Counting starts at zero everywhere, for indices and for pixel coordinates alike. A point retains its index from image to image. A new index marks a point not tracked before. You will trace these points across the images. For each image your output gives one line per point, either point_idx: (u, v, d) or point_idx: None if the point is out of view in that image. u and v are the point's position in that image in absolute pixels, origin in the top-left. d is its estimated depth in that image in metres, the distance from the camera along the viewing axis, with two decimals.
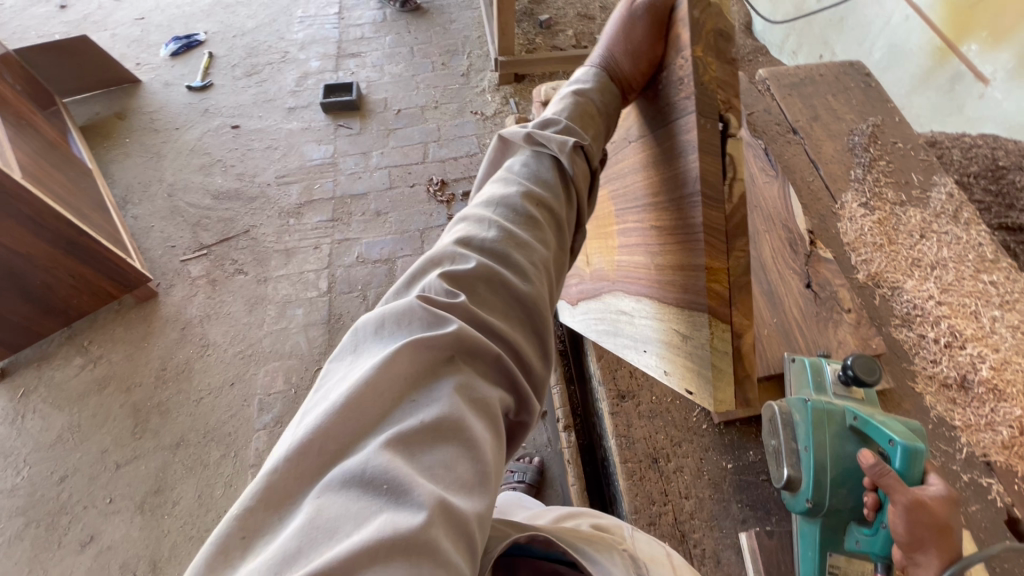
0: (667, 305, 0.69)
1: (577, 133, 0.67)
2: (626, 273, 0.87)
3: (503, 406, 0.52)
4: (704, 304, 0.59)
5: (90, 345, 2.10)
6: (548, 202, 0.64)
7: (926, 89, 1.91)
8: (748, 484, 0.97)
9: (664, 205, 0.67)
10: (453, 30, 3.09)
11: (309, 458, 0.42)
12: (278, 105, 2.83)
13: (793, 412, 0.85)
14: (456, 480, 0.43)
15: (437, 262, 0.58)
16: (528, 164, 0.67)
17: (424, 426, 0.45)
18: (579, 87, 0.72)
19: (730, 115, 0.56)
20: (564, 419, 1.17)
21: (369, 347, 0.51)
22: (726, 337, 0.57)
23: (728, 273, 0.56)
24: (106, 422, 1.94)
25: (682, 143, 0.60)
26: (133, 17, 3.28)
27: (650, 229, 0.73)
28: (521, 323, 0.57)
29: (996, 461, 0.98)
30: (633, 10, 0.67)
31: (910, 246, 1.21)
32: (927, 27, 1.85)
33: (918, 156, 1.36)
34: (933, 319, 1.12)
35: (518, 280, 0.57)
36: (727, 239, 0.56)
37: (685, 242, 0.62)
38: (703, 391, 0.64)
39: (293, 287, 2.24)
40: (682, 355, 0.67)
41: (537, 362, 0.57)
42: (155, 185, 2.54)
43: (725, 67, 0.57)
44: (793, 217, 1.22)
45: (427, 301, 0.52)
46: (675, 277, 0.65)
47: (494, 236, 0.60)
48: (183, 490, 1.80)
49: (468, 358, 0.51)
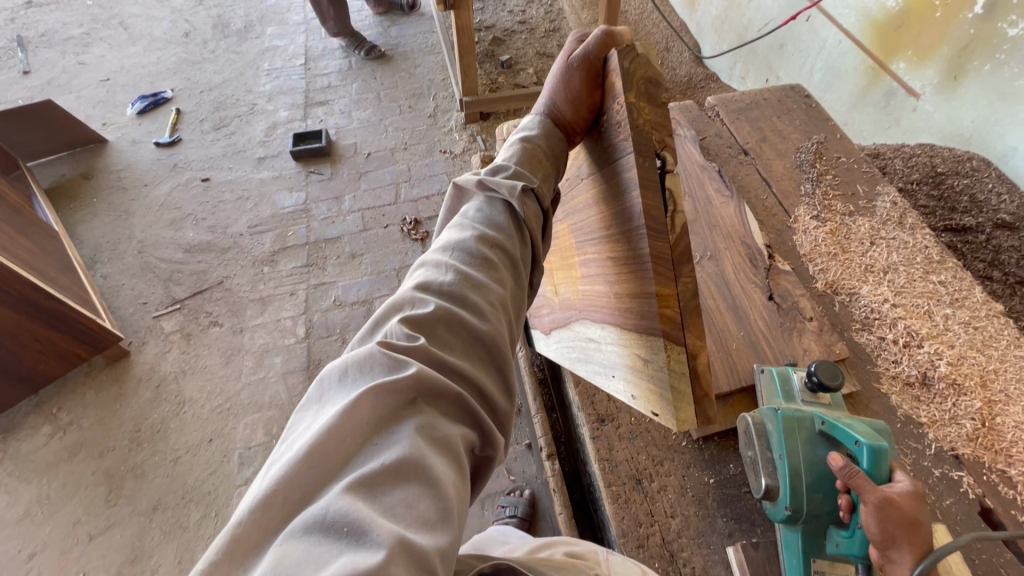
0: (626, 331, 0.72)
1: (527, 176, 0.71)
2: (589, 301, 0.90)
3: (465, 442, 0.54)
4: (657, 329, 0.62)
5: (59, 411, 2.03)
6: (502, 243, 0.67)
7: (864, 105, 2.04)
8: (730, 497, 0.98)
9: (614, 238, 0.71)
10: (418, 74, 3.20)
11: (275, 507, 0.45)
12: (248, 155, 2.86)
13: (765, 422, 0.88)
14: (417, 518, 0.46)
15: (397, 308, 0.61)
16: (482, 209, 0.71)
17: (386, 468, 0.47)
18: (526, 133, 0.77)
19: (666, 153, 0.61)
20: (547, 448, 1.17)
21: (334, 395, 0.54)
22: (681, 358, 0.60)
23: (677, 298, 0.59)
24: (78, 491, 1.86)
25: (625, 179, 0.64)
26: (99, 78, 3.31)
27: (605, 259, 0.77)
28: (481, 361, 0.60)
29: (964, 454, 1.02)
30: (570, 62, 0.72)
31: (862, 253, 1.27)
32: (858, 49, 2.00)
33: (862, 168, 1.44)
34: (890, 321, 1.17)
35: (475, 320, 0.60)
36: (674, 266, 0.60)
37: (634, 271, 0.65)
38: (666, 413, 0.66)
39: (270, 335, 2.22)
40: (645, 378, 0.69)
41: (498, 396, 0.60)
42: (125, 243, 2.52)
43: (657, 109, 0.62)
44: (751, 234, 1.27)
45: (388, 347, 0.55)
46: (630, 304, 0.69)
47: (451, 279, 0.62)
48: (162, 557, 1.72)
49: (430, 399, 0.54)
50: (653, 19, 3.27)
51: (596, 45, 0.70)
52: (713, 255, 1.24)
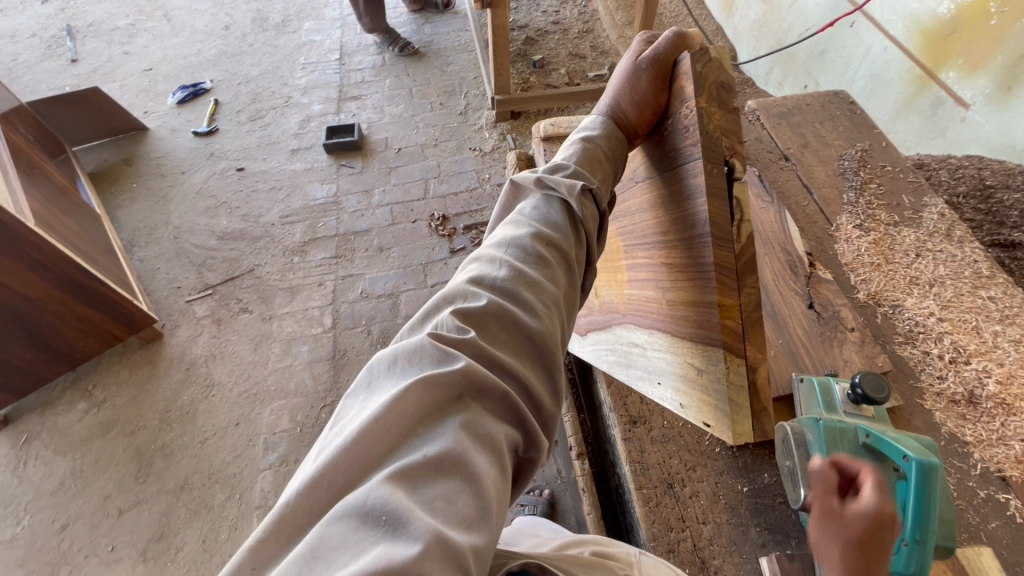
0: (679, 340, 0.72)
1: (586, 176, 0.71)
2: (635, 306, 0.90)
3: (508, 441, 0.54)
4: (717, 340, 0.63)
5: (95, 388, 2.10)
6: (557, 243, 0.67)
7: (908, 114, 1.99)
8: (764, 506, 0.96)
9: (672, 244, 0.70)
10: (450, 71, 3.22)
11: (322, 490, 0.47)
12: (282, 147, 2.91)
13: (806, 431, 0.86)
14: (456, 513, 0.46)
15: (449, 300, 0.61)
16: (538, 207, 0.71)
17: (428, 459, 0.48)
18: (588, 133, 0.76)
19: (735, 160, 0.61)
20: (576, 447, 1.16)
21: (382, 383, 0.55)
22: (740, 370, 0.61)
23: (740, 309, 0.60)
24: (109, 466, 1.91)
25: (689, 186, 0.63)
26: (142, 68, 3.41)
27: (659, 266, 0.76)
28: (530, 361, 0.60)
29: (1011, 476, 0.98)
30: (638, 64, 0.72)
31: (906, 265, 1.24)
32: (904, 56, 1.95)
33: (908, 178, 1.40)
34: (936, 336, 1.13)
35: (527, 317, 0.60)
36: (737, 276, 0.60)
37: (695, 281, 0.64)
38: (721, 424, 0.67)
39: (298, 324, 2.25)
40: (698, 389, 0.70)
41: (544, 399, 0.60)
42: (162, 228, 2.59)
43: (728, 117, 0.62)
44: (791, 241, 1.25)
45: (438, 338, 0.56)
46: (687, 313, 0.68)
47: (504, 276, 0.63)
48: (187, 536, 1.76)
49: (475, 395, 0.54)
50: (689, 21, 3.23)
51: (666, 46, 0.70)
52: None
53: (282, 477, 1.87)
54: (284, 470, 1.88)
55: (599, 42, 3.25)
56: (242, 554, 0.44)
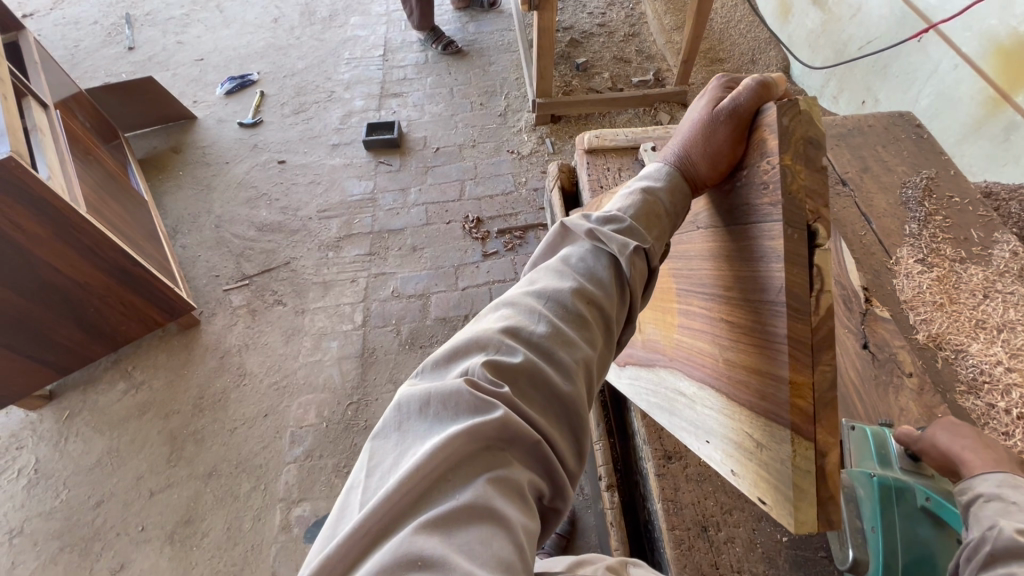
0: (737, 405, 0.68)
1: (639, 235, 0.66)
2: (685, 353, 0.85)
3: (534, 487, 0.53)
4: (786, 420, 0.57)
5: (134, 370, 2.17)
6: (599, 299, 0.64)
7: (977, 138, 1.86)
8: (805, 560, 0.91)
9: (735, 302, 0.65)
10: (492, 72, 3.20)
11: (357, 538, 0.46)
12: (322, 141, 2.95)
13: (856, 486, 0.82)
14: (493, 556, 0.44)
15: (482, 346, 0.58)
16: (585, 258, 0.68)
17: (461, 506, 0.47)
18: (650, 184, 0.72)
19: (819, 225, 0.53)
20: (606, 477, 1.12)
21: (414, 427, 0.54)
22: (809, 456, 0.55)
23: (813, 388, 0.53)
24: (144, 447, 1.98)
25: (764, 247, 0.58)
26: (194, 58, 3.50)
27: (718, 320, 0.72)
28: (559, 421, 0.57)
29: None
30: (716, 113, 0.65)
31: (972, 306, 1.15)
32: (978, 76, 1.83)
33: (977, 211, 1.31)
34: (1003, 388, 1.04)
35: (559, 380, 0.57)
36: (811, 352, 0.53)
37: (762, 348, 0.59)
38: (781, 510, 0.60)
39: (329, 319, 2.28)
40: (756, 462, 0.65)
41: (569, 457, 0.57)
42: (204, 216, 2.66)
43: (814, 175, 0.54)
44: (846, 273, 1.18)
45: (474, 386, 0.53)
46: (749, 380, 0.64)
47: (542, 332, 0.60)
48: (213, 522, 1.80)
49: (507, 444, 0.53)
50: (740, 28, 3.12)
51: (749, 97, 0.62)
52: None
53: (306, 472, 1.89)
54: (309, 464, 1.91)
55: (645, 46, 3.17)
56: None
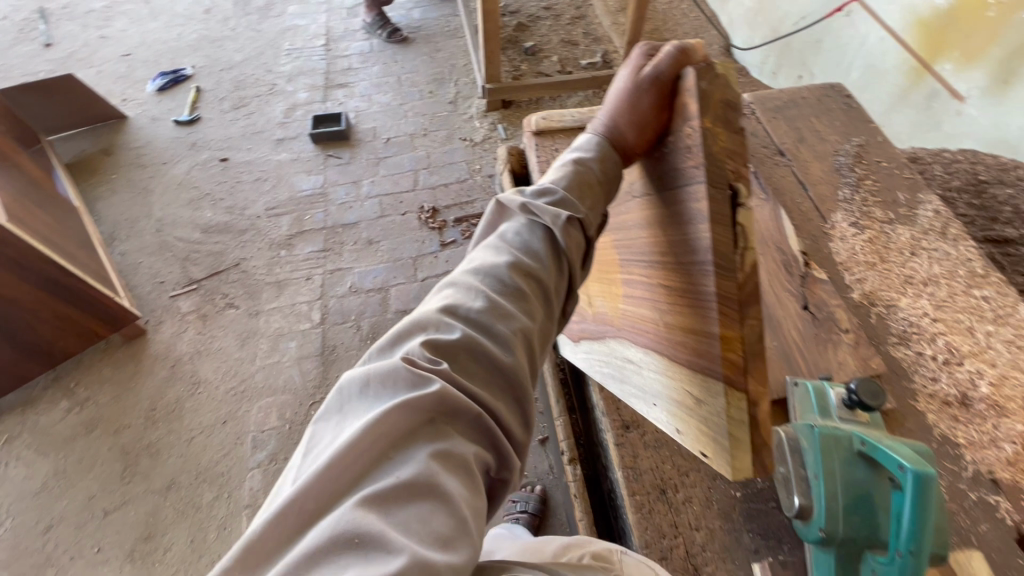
0: (678, 365, 0.72)
1: (572, 204, 0.68)
2: (631, 322, 0.89)
3: (480, 462, 0.53)
4: (718, 374, 0.61)
5: (77, 386, 2.05)
6: (536, 274, 0.65)
7: (903, 107, 1.97)
8: (757, 512, 0.95)
9: (668, 267, 0.69)
10: (439, 58, 3.14)
11: (290, 518, 0.46)
12: (267, 136, 2.84)
13: (800, 438, 0.87)
14: (432, 532, 0.45)
15: (421, 327, 0.59)
16: (521, 232, 0.68)
17: (400, 483, 0.47)
18: (581, 155, 0.72)
19: (740, 184, 0.58)
20: (568, 452, 1.14)
21: (355, 408, 0.53)
22: (742, 407, 0.59)
23: (742, 342, 0.57)
24: (94, 466, 1.88)
25: (691, 209, 0.61)
26: (120, 53, 3.30)
27: (655, 286, 0.75)
28: (501, 392, 0.58)
29: (1002, 478, 0.98)
30: (638, 80, 0.68)
31: (901, 263, 1.23)
32: (901, 47, 1.93)
33: (903, 175, 1.39)
34: (930, 336, 1.12)
35: (500, 352, 0.58)
36: (739, 306, 0.57)
37: (693, 308, 0.63)
38: (721, 461, 0.67)
39: (286, 319, 2.22)
40: (698, 419, 0.70)
41: (515, 427, 0.58)
42: (143, 221, 2.52)
43: (733, 137, 0.59)
44: (785, 239, 1.23)
45: (411, 363, 0.54)
46: (685, 340, 0.68)
47: (479, 306, 0.60)
48: (176, 535, 1.74)
49: (449, 418, 0.53)
50: (683, 8, 3.16)
51: (669, 64, 0.67)
52: None
53: (271, 476, 1.85)
54: (273, 468, 1.86)
55: (592, 28, 3.18)
56: None
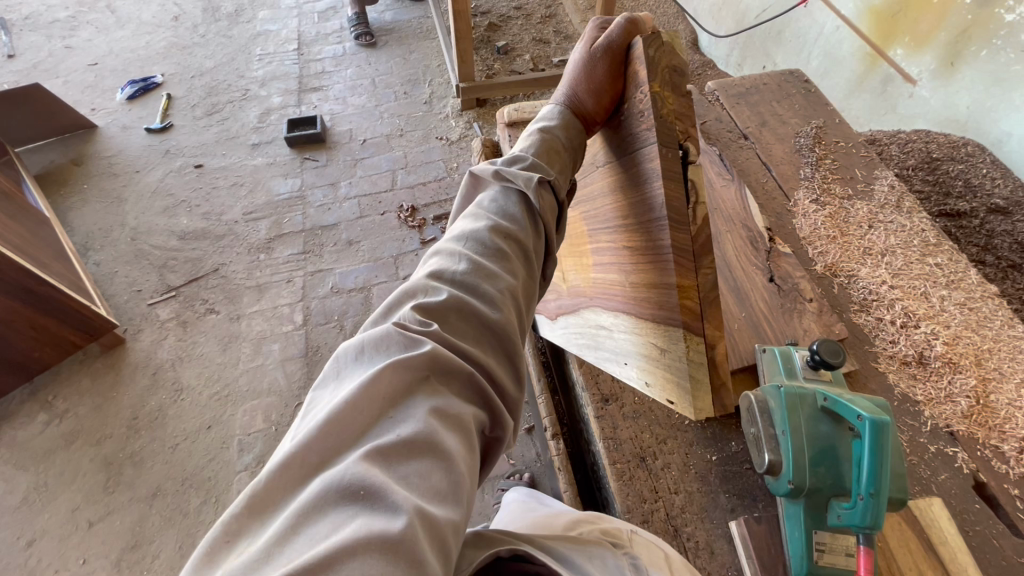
0: (643, 321, 0.82)
1: (543, 168, 0.77)
2: (602, 290, 0.99)
3: (475, 421, 0.59)
4: (678, 321, 0.72)
5: (55, 399, 2.02)
6: (514, 234, 0.73)
7: (861, 92, 2.06)
8: (732, 474, 1.00)
9: (633, 230, 0.79)
10: (412, 60, 3.16)
11: (295, 469, 0.50)
12: (241, 142, 2.82)
13: (768, 399, 0.90)
14: (430, 487, 0.50)
15: (411, 295, 0.65)
16: (497, 199, 0.76)
17: (402, 440, 0.52)
18: (546, 124, 0.83)
19: (689, 143, 0.68)
20: (551, 428, 1.18)
21: (351, 372, 0.58)
22: (700, 348, 0.70)
23: (697, 289, 0.68)
24: (76, 478, 1.85)
25: (646, 168, 0.71)
26: (86, 63, 3.25)
27: (622, 250, 0.86)
28: (490, 348, 0.65)
29: (959, 430, 1.04)
30: (593, 52, 0.79)
31: (860, 236, 1.29)
32: (855, 35, 2.01)
33: (860, 153, 1.46)
34: (888, 302, 1.19)
35: (487, 309, 0.65)
36: (694, 259, 0.68)
37: (654, 261, 0.74)
38: (685, 403, 0.77)
39: (268, 322, 2.21)
40: (663, 367, 0.80)
41: (507, 383, 0.65)
42: (117, 230, 2.49)
43: (680, 99, 0.70)
44: (751, 217, 1.29)
45: (402, 328, 0.60)
46: (649, 295, 0.77)
47: (463, 269, 0.67)
48: (163, 542, 1.72)
49: (442, 378, 0.58)
50: (650, 5, 3.24)
51: (619, 34, 0.77)
52: (715, 237, 1.25)
53: None
54: (260, 470, 1.85)
55: (562, 26, 3.24)
56: (215, 530, 0.46)
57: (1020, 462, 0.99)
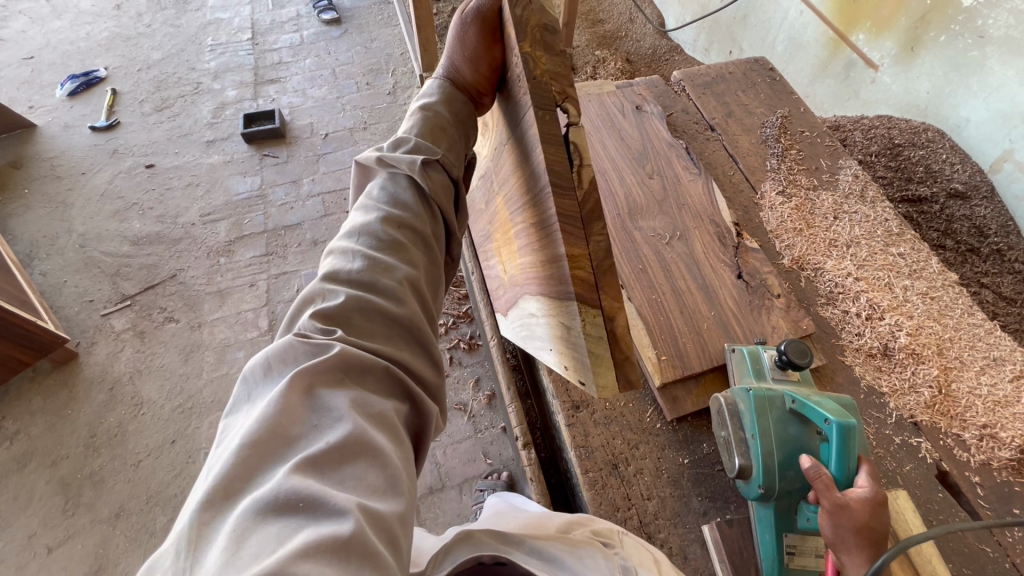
0: (551, 301, 0.72)
1: (428, 148, 0.71)
2: (526, 274, 0.89)
3: (397, 412, 0.58)
4: (572, 293, 0.61)
5: (5, 420, 1.91)
6: (408, 222, 0.68)
7: (825, 77, 2.06)
8: (705, 476, 1.01)
9: (532, 205, 0.70)
10: (374, 48, 3.05)
11: (218, 502, 0.45)
12: (195, 139, 2.69)
13: (738, 401, 0.90)
14: (369, 487, 0.49)
15: (309, 302, 0.62)
16: (385, 187, 0.72)
17: (332, 447, 0.49)
18: (427, 100, 0.77)
19: (568, 104, 0.59)
20: (523, 437, 1.16)
21: (262, 391, 0.55)
22: (597, 320, 0.60)
23: (589, 257, 0.58)
24: (32, 502, 1.76)
25: (528, 138, 0.63)
26: (21, 56, 3.04)
27: (529, 229, 0.76)
28: (399, 339, 0.63)
29: (922, 421, 1.06)
30: (464, 17, 0.70)
31: (826, 228, 1.29)
32: (819, 20, 2.00)
33: (824, 142, 1.46)
34: (854, 295, 1.19)
35: (387, 303, 0.62)
36: (584, 224, 0.58)
37: (547, 238, 0.65)
38: (590, 380, 0.66)
39: (231, 329, 2.13)
40: (569, 348, 0.70)
41: (425, 369, 0.65)
42: (64, 237, 2.35)
43: (554, 58, 0.60)
44: (719, 212, 1.28)
45: (305, 338, 0.57)
46: (551, 272, 0.68)
47: (359, 267, 0.64)
48: (130, 565, 1.65)
49: (355, 377, 0.56)
50: None
51: None
52: (682, 234, 1.24)
53: None
54: None
55: None
56: None
57: (980, 450, 1.01)
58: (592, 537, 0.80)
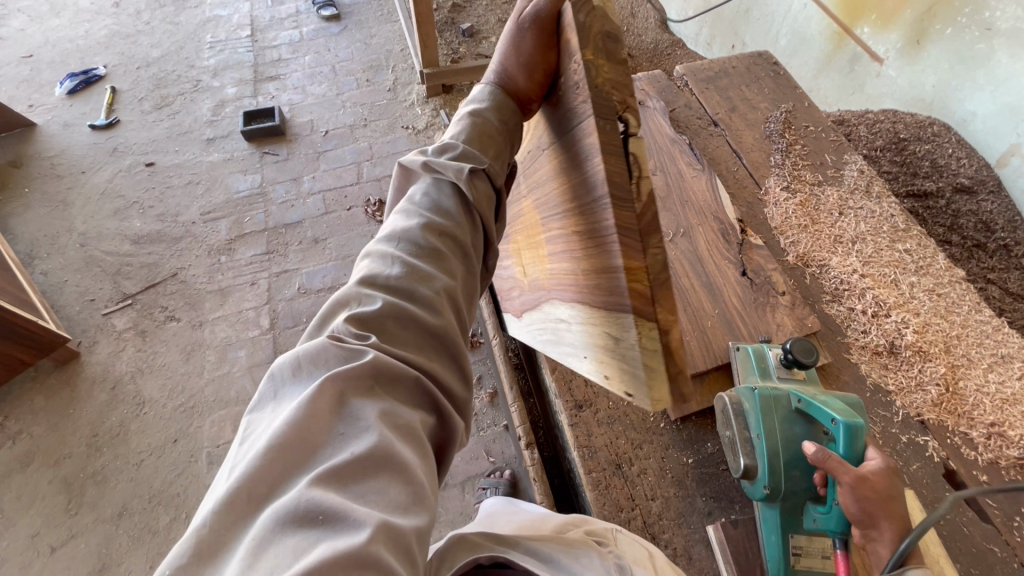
0: (594, 310, 0.71)
1: (474, 156, 0.72)
2: (558, 281, 0.87)
3: (424, 426, 0.56)
4: (627, 305, 0.60)
5: (7, 420, 1.91)
6: (449, 231, 0.68)
7: (829, 71, 2.04)
8: (709, 476, 1.00)
9: (578, 212, 0.69)
10: (374, 45, 3.03)
11: (240, 507, 0.45)
12: (195, 137, 2.68)
13: (743, 401, 0.89)
14: (390, 502, 0.47)
15: (345, 304, 0.61)
16: (428, 192, 0.71)
17: (356, 458, 0.48)
18: (476, 106, 0.77)
19: (628, 115, 0.59)
20: (524, 437, 1.15)
21: (289, 392, 0.54)
22: (653, 335, 0.58)
23: (647, 271, 0.57)
24: (35, 502, 1.76)
25: (584, 145, 0.62)
26: (20, 55, 3.03)
27: (570, 235, 0.75)
28: (435, 349, 0.62)
29: (929, 419, 1.04)
30: (520, 23, 0.69)
31: (831, 224, 1.28)
32: (824, 14, 1.98)
33: (829, 137, 1.44)
34: (859, 292, 1.18)
35: (426, 313, 0.61)
36: (641, 237, 0.58)
37: (599, 246, 0.64)
38: (640, 393, 0.65)
39: (232, 328, 2.12)
40: (615, 358, 0.68)
41: (453, 380, 0.63)
42: (65, 236, 2.35)
43: (617, 68, 0.60)
44: (723, 208, 1.26)
45: (338, 341, 0.55)
46: (599, 281, 0.67)
47: (398, 273, 0.63)
48: (132, 564, 1.65)
49: (387, 386, 0.55)
50: None
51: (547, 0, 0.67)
52: (686, 231, 1.22)
53: None
54: None
55: None
56: None
57: (987, 448, 1.00)
58: (585, 537, 0.79)
